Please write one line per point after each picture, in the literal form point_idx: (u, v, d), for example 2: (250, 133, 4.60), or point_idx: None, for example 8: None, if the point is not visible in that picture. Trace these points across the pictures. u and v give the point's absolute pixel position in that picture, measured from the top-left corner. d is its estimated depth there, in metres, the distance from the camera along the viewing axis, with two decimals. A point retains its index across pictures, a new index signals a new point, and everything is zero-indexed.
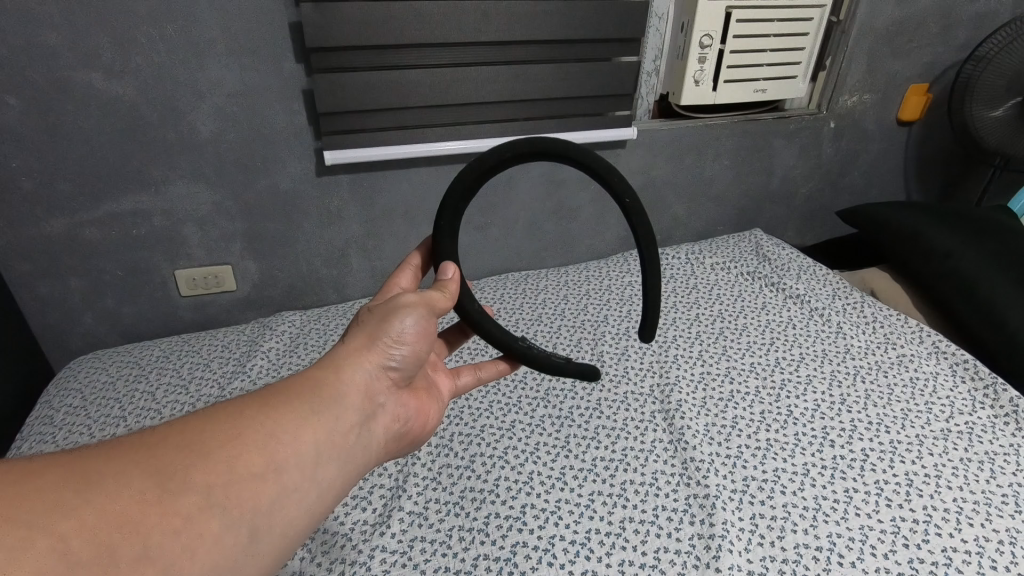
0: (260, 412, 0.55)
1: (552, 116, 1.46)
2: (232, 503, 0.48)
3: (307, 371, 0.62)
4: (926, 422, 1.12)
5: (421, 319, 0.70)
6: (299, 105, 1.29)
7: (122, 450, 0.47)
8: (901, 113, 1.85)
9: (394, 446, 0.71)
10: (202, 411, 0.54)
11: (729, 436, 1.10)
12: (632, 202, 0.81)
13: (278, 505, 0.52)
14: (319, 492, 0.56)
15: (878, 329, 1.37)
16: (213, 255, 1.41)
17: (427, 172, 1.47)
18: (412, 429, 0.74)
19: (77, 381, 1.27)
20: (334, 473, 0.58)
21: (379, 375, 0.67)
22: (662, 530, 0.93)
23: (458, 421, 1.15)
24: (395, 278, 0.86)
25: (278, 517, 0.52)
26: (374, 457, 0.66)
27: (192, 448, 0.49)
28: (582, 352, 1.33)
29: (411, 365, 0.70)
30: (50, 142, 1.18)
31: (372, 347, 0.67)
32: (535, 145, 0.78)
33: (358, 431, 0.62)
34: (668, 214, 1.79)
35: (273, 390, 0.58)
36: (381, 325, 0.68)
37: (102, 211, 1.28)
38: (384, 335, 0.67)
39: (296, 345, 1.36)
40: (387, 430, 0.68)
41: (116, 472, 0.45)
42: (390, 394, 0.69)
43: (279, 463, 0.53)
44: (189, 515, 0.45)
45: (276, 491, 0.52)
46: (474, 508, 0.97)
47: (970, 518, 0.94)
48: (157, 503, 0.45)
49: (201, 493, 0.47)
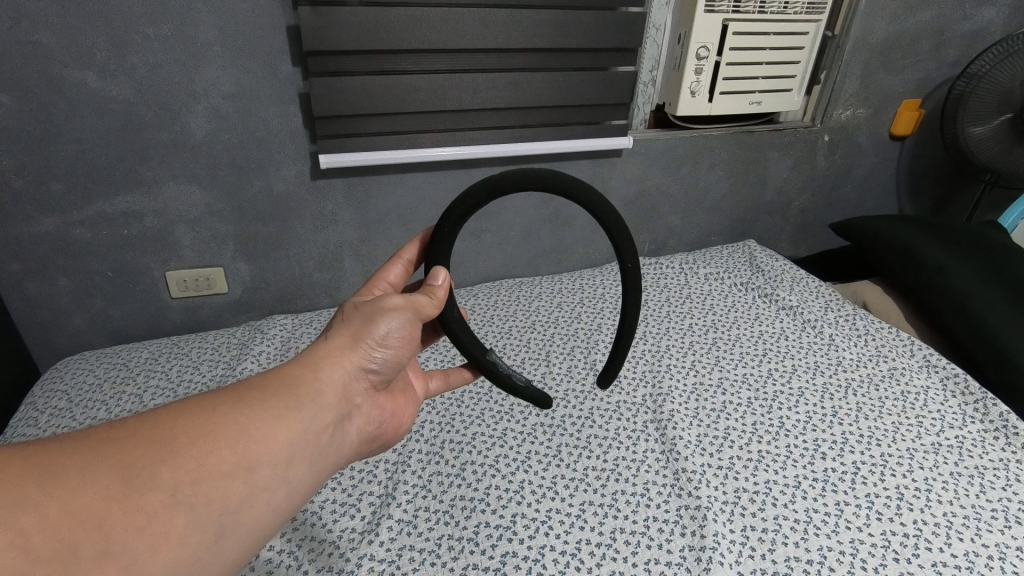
0: (235, 408, 0.54)
1: (549, 124, 1.46)
2: (198, 501, 0.48)
3: (287, 367, 0.62)
4: (917, 436, 1.12)
5: (407, 323, 0.70)
6: (295, 109, 1.29)
7: (91, 442, 0.47)
8: (895, 127, 1.87)
9: (365, 446, 0.72)
10: (175, 403, 0.53)
11: (721, 447, 1.09)
12: (633, 270, 0.81)
13: (246, 504, 0.51)
14: (289, 492, 0.56)
15: (870, 342, 1.38)
16: (206, 257, 1.40)
17: (422, 177, 1.46)
18: (385, 430, 0.75)
19: (64, 382, 1.26)
20: (305, 472, 0.58)
21: (357, 376, 0.67)
22: (654, 541, 0.92)
23: (448, 428, 1.14)
24: (384, 272, 0.86)
25: (245, 516, 0.51)
26: (345, 457, 0.66)
27: (163, 442, 0.48)
28: (575, 360, 1.33)
29: (391, 368, 0.71)
30: (42, 140, 1.17)
31: (355, 347, 0.67)
32: (548, 179, 0.77)
33: (333, 430, 0.62)
34: (663, 224, 1.79)
35: (250, 384, 0.58)
36: (366, 324, 0.68)
37: (94, 211, 1.27)
38: (368, 336, 0.68)
39: (287, 349, 1.35)
40: (360, 429, 0.69)
41: (83, 465, 0.45)
42: (367, 395, 0.69)
43: (251, 461, 0.52)
44: (154, 512, 0.45)
45: (245, 490, 0.51)
46: (464, 517, 0.96)
47: (960, 533, 0.93)
48: (122, 499, 0.44)
49: (168, 491, 0.46)
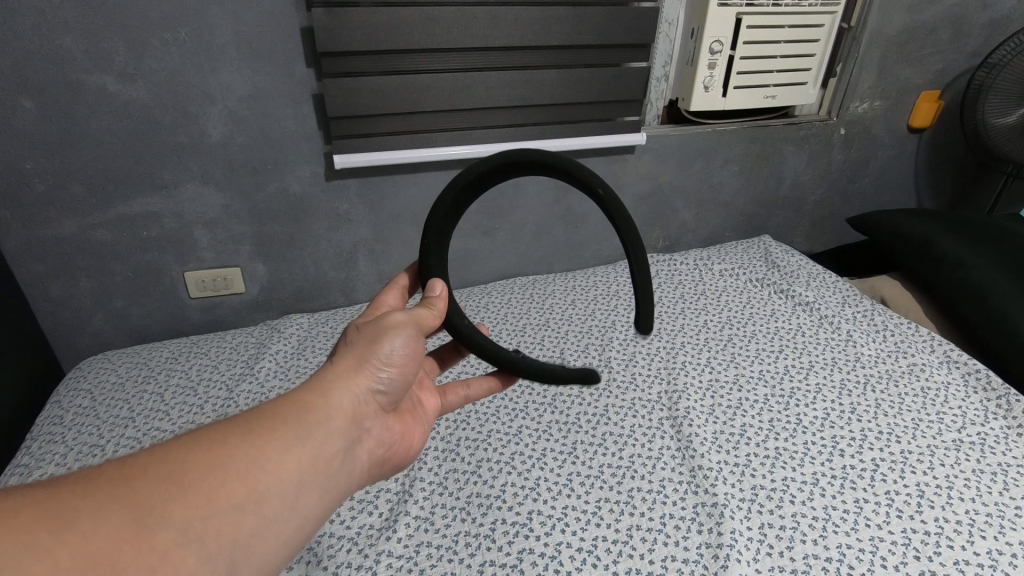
0: (243, 439, 0.53)
1: (561, 122, 1.46)
2: (209, 537, 0.46)
3: (296, 392, 0.60)
4: (938, 432, 1.10)
5: (410, 339, 0.68)
6: (309, 110, 1.30)
7: (99, 482, 0.45)
8: (912, 119, 1.84)
9: (379, 470, 0.69)
10: (182, 437, 0.52)
11: (737, 444, 1.09)
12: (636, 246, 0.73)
13: (257, 537, 0.50)
14: (300, 521, 0.54)
15: (888, 337, 1.36)
16: (223, 258, 1.42)
17: (435, 176, 1.47)
18: (398, 453, 0.72)
19: (87, 381, 1.28)
20: (316, 501, 0.56)
21: (368, 398, 0.65)
22: (670, 538, 0.92)
23: (464, 426, 1.14)
24: (383, 297, 0.85)
25: (256, 549, 0.50)
26: (358, 481, 0.64)
27: (171, 479, 0.47)
28: (589, 357, 1.32)
29: (399, 387, 0.68)
30: (63, 144, 1.19)
31: (360, 369, 0.64)
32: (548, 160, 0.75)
33: (343, 457, 0.59)
34: (676, 220, 1.78)
35: (258, 413, 0.56)
36: (372, 344, 0.66)
37: (114, 213, 1.29)
38: (373, 357, 0.65)
39: (304, 348, 1.36)
40: (372, 454, 0.66)
41: (93, 508, 0.43)
42: (378, 417, 0.67)
43: (261, 493, 0.51)
44: (165, 552, 0.43)
45: (255, 524, 0.50)
46: (481, 514, 0.96)
47: (982, 531, 0.92)
48: (132, 540, 0.42)
49: (179, 528, 0.45)
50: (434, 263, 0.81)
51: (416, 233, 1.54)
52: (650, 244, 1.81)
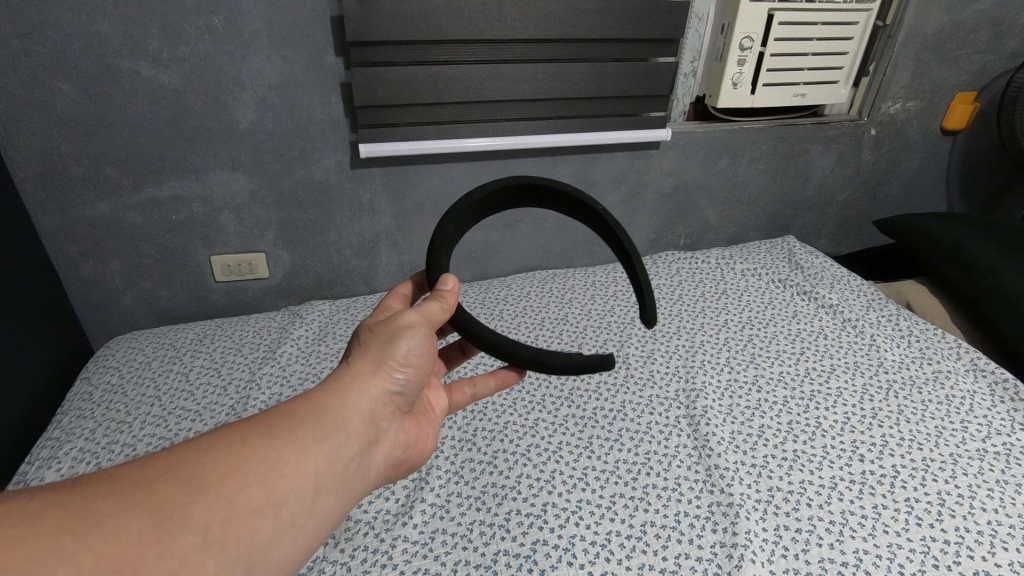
0: (261, 441, 0.53)
1: (586, 115, 1.45)
2: (229, 540, 0.46)
3: (313, 394, 0.60)
4: (961, 441, 1.08)
5: (426, 340, 0.68)
6: (337, 99, 1.31)
7: (122, 485, 0.45)
8: (946, 122, 1.80)
9: (393, 471, 0.69)
10: (201, 438, 0.52)
11: (755, 445, 1.08)
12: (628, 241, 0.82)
13: (274, 542, 0.50)
14: (316, 525, 0.54)
15: (914, 343, 1.33)
16: (248, 242, 1.44)
17: (458, 168, 1.48)
18: (411, 455, 0.72)
19: (116, 359, 1.32)
20: (331, 504, 0.56)
21: (383, 401, 0.65)
22: (684, 536, 0.92)
23: (481, 417, 1.15)
24: (388, 300, 0.83)
25: (274, 554, 0.50)
26: (372, 483, 0.64)
27: (191, 484, 0.47)
28: (608, 352, 1.33)
29: (415, 389, 0.69)
30: (98, 127, 1.22)
31: (378, 370, 0.65)
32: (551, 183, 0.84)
33: (359, 460, 0.60)
34: (699, 218, 1.77)
35: (276, 414, 0.57)
36: (387, 346, 0.66)
37: (144, 196, 1.32)
38: (389, 359, 0.66)
39: (324, 334, 1.38)
40: (386, 456, 0.66)
41: (115, 511, 0.43)
42: (393, 419, 0.67)
43: (279, 496, 0.51)
44: (186, 556, 0.43)
45: (274, 527, 0.50)
46: (496, 504, 0.97)
47: (1004, 542, 0.91)
48: (155, 544, 0.42)
49: (200, 533, 0.45)
50: (441, 259, 0.77)
51: (435, 220, 1.54)
52: (671, 242, 1.80)
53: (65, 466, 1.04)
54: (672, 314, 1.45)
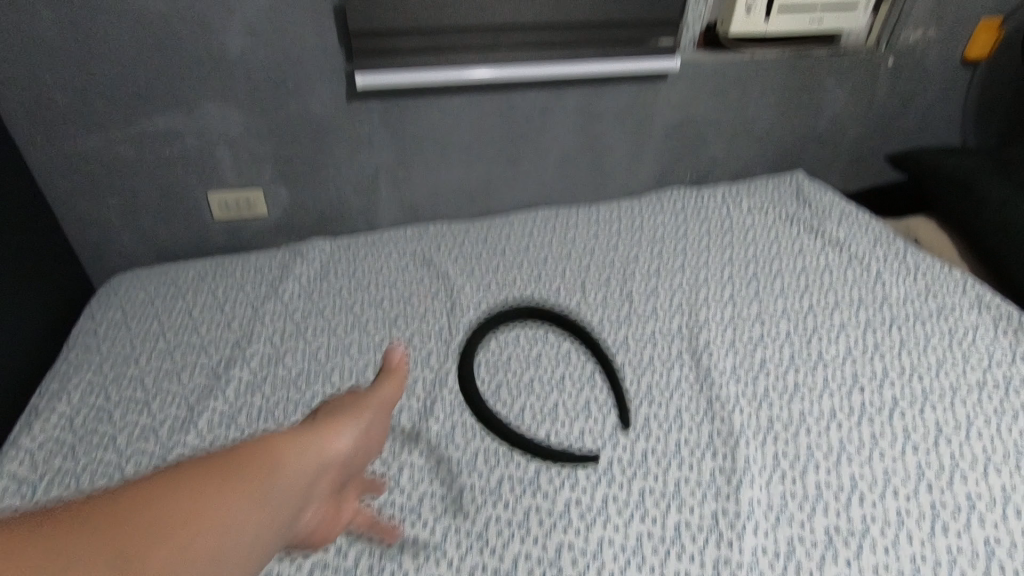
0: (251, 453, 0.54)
1: (593, 45, 1.39)
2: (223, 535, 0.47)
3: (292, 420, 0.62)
4: (961, 372, 1.09)
5: (397, 394, 0.74)
6: (331, 25, 1.25)
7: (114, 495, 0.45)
8: (968, 51, 1.72)
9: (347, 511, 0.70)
10: None
11: (756, 376, 1.09)
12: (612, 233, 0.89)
13: (259, 544, 0.50)
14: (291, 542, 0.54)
15: (919, 279, 1.32)
16: (245, 178, 1.41)
17: (459, 100, 1.43)
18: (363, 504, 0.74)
19: (117, 296, 1.31)
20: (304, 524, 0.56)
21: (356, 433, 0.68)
22: (685, 462, 0.94)
23: (484, 351, 1.16)
24: None
25: (256, 555, 0.50)
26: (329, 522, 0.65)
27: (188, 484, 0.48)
28: (611, 288, 1.32)
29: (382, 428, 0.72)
30: (82, 56, 1.17)
31: (353, 405, 0.69)
32: None
33: (331, 484, 0.61)
34: (705, 153, 1.73)
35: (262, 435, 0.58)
36: (364, 393, 0.71)
37: (135, 130, 1.28)
38: (365, 400, 0.70)
39: (326, 271, 1.38)
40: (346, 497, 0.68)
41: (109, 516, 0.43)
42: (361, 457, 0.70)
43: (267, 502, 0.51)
44: (182, 551, 0.44)
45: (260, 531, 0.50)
46: (500, 432, 0.99)
47: (996, 467, 0.93)
48: (152, 539, 0.43)
49: (196, 526, 0.45)
50: None
51: (435, 155, 1.51)
52: (677, 178, 1.76)
53: (75, 398, 1.05)
54: (676, 250, 1.44)
